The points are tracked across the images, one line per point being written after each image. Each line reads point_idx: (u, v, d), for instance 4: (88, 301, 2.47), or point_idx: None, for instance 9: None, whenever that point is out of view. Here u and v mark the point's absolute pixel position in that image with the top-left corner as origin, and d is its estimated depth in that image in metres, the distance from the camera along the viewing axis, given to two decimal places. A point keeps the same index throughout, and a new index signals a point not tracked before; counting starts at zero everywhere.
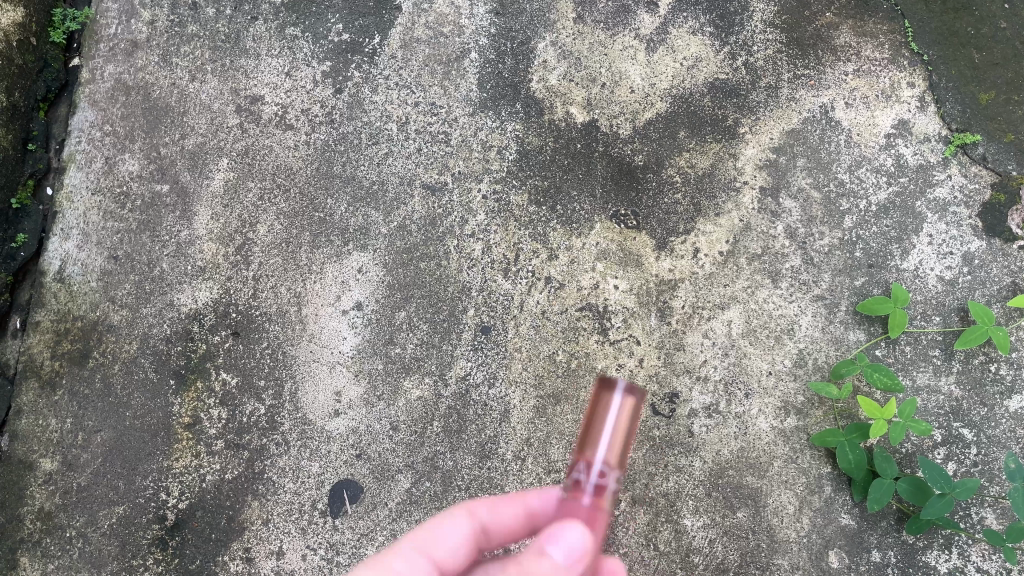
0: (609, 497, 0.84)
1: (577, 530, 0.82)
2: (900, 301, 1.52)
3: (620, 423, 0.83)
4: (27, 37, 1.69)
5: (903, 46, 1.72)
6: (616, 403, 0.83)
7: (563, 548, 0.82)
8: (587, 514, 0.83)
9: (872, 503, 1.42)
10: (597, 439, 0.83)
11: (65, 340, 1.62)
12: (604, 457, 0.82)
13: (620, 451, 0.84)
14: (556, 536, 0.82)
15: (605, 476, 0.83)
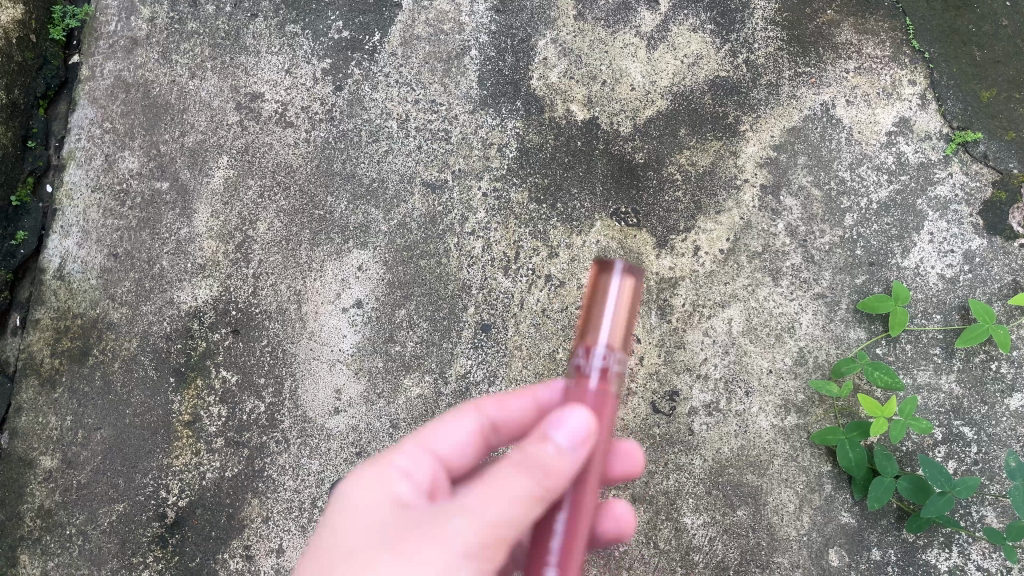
0: (611, 380, 0.89)
1: (580, 412, 0.86)
2: (901, 299, 1.51)
3: (619, 304, 0.87)
4: (26, 34, 1.69)
5: (904, 43, 1.71)
6: (614, 286, 0.87)
7: (570, 428, 0.85)
8: (590, 395, 0.88)
9: (872, 502, 1.41)
10: (599, 321, 0.87)
11: (64, 337, 1.62)
12: (606, 338, 0.87)
13: (620, 334, 0.88)
14: (559, 422, 0.85)
15: (607, 358, 0.87)
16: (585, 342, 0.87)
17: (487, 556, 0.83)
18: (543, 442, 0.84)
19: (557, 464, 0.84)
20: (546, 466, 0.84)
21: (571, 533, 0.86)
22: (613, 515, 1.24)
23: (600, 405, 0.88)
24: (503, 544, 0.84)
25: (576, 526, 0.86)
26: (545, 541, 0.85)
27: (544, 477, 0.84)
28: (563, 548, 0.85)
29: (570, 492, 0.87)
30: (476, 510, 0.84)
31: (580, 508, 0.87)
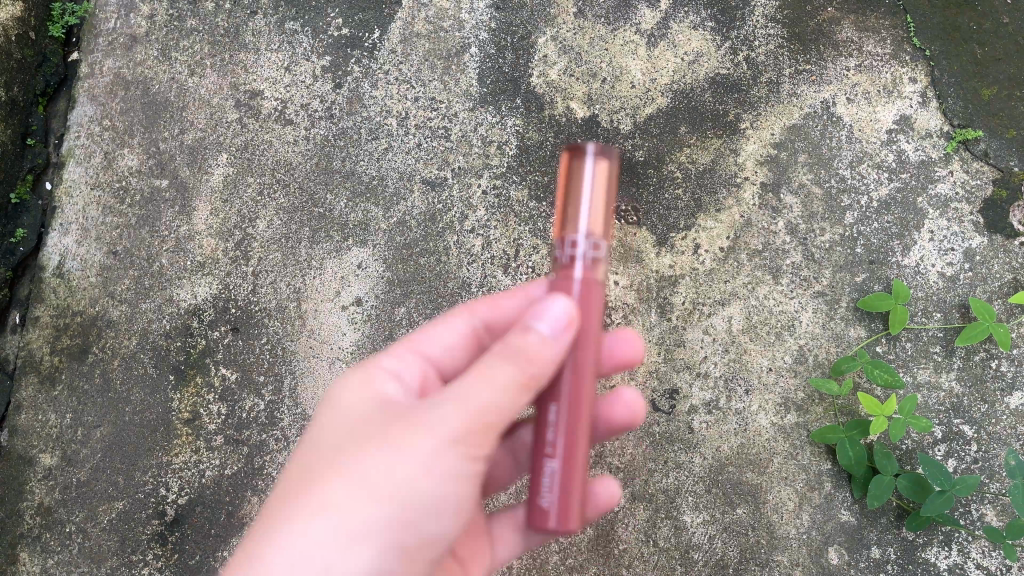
0: (594, 265, 0.96)
1: (563, 299, 0.92)
2: (901, 297, 1.50)
3: (597, 185, 0.98)
4: (26, 31, 1.69)
5: (905, 41, 1.71)
6: (590, 167, 0.99)
7: (554, 316, 0.91)
8: (574, 283, 0.95)
9: (872, 500, 1.42)
10: (580, 206, 0.98)
11: (64, 335, 1.61)
12: (586, 221, 0.97)
13: (599, 219, 0.98)
14: (542, 313, 0.91)
15: (588, 244, 0.96)
16: (569, 229, 0.97)
17: (474, 440, 0.91)
18: (529, 330, 0.90)
19: (542, 351, 0.90)
20: (529, 353, 0.90)
21: (566, 417, 0.93)
22: (623, 399, 1.29)
23: (589, 291, 0.95)
24: (490, 427, 0.92)
25: (572, 410, 0.94)
26: (543, 426, 0.95)
27: (528, 362, 0.90)
28: (563, 428, 0.93)
29: (562, 377, 0.94)
30: (461, 397, 0.91)
31: (578, 392, 0.94)
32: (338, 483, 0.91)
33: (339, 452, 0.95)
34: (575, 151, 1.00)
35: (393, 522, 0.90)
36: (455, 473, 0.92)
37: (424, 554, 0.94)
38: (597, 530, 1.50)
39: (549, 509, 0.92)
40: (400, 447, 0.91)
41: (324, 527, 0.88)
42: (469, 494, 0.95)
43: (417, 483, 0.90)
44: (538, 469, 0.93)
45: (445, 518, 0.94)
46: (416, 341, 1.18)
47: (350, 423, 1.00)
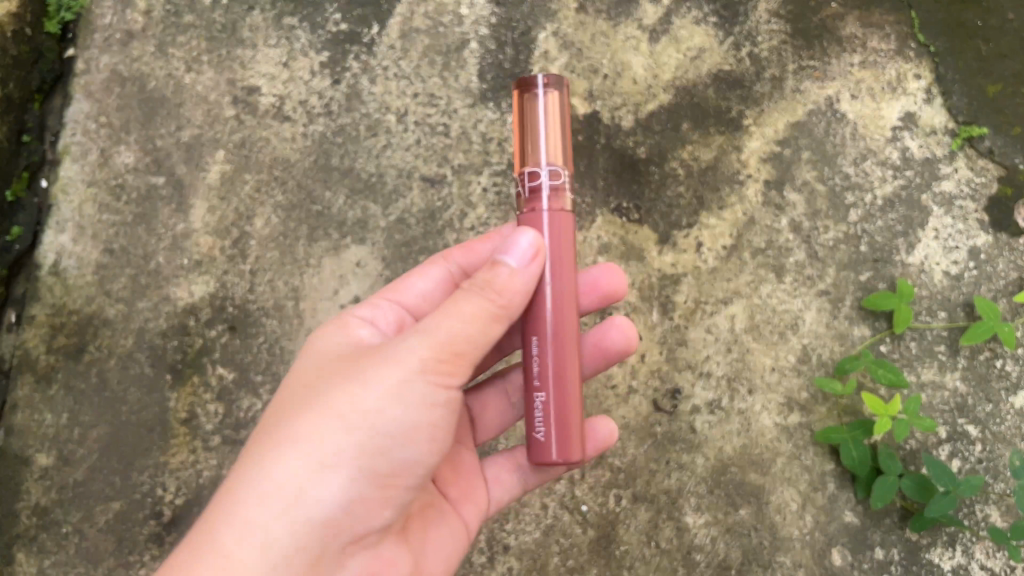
0: (557, 195, 1.04)
1: (529, 231, 1.00)
2: (905, 296, 1.47)
3: (550, 117, 1.07)
4: (22, 27, 1.65)
5: (910, 36, 1.69)
6: (542, 100, 1.07)
7: (523, 249, 0.99)
8: (540, 219, 1.03)
9: (875, 500, 1.38)
10: (538, 140, 1.05)
11: (60, 334, 1.59)
12: (545, 153, 1.04)
13: (558, 151, 1.06)
14: (509, 250, 0.99)
15: (550, 173, 1.03)
16: (529, 163, 1.04)
17: (440, 370, 0.99)
18: (498, 266, 0.99)
19: (511, 283, 0.99)
20: (497, 285, 0.98)
21: (552, 349, 1.03)
22: (616, 326, 1.33)
23: (558, 223, 1.04)
24: (460, 357, 0.99)
25: (558, 341, 1.03)
26: (529, 362, 1.04)
27: (497, 294, 0.98)
28: (550, 359, 1.03)
29: (541, 310, 1.03)
30: (427, 330, 0.98)
31: (561, 323, 1.03)
32: (310, 417, 0.98)
33: (312, 391, 1.03)
34: (524, 87, 1.08)
35: (366, 451, 0.97)
36: (425, 402, 0.99)
37: (400, 480, 1.01)
38: (597, 531, 1.48)
39: (547, 440, 1.02)
40: (368, 380, 0.98)
41: (299, 458, 0.96)
42: (440, 421, 1.02)
43: (386, 412, 0.97)
44: (531, 403, 1.04)
45: (417, 445, 1.00)
46: (391, 292, 1.26)
47: (325, 366, 1.09)
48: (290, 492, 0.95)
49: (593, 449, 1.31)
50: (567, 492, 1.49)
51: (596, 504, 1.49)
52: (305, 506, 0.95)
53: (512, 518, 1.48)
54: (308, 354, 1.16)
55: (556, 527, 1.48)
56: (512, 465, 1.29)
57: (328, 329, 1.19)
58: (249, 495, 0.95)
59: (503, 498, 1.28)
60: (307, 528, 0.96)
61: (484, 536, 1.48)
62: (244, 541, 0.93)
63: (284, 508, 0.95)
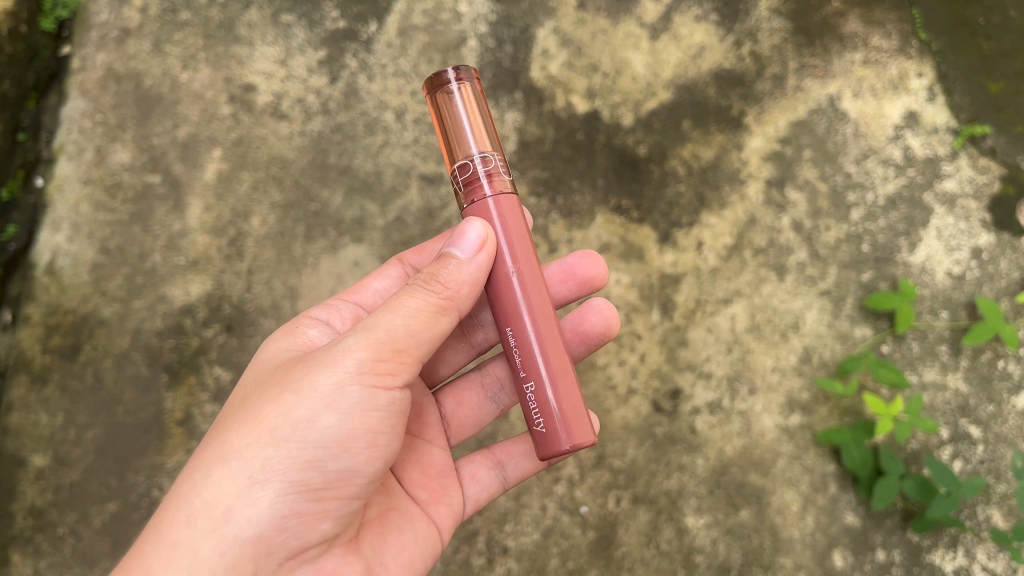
0: (492, 178, 1.02)
1: (477, 220, 0.99)
2: (908, 296, 1.42)
3: (468, 106, 1.05)
4: (17, 25, 1.63)
5: (912, 34, 1.68)
6: (455, 92, 1.05)
7: (470, 241, 0.98)
8: (486, 207, 1.01)
9: (877, 502, 1.33)
10: (461, 132, 1.04)
11: (55, 333, 1.58)
12: (472, 142, 1.03)
13: (483, 135, 1.04)
14: (459, 242, 0.98)
15: (480, 160, 1.02)
16: (459, 156, 1.03)
17: (381, 371, 0.95)
18: (446, 259, 0.98)
19: (458, 275, 0.98)
20: (445, 279, 0.98)
21: (530, 335, 0.99)
22: (594, 308, 1.27)
23: (505, 206, 1.01)
24: (401, 356, 0.96)
25: (534, 325, 0.99)
26: (512, 355, 1.01)
27: (443, 288, 0.99)
28: (530, 346, 0.99)
29: (507, 299, 1.00)
30: (366, 329, 0.95)
31: (535, 307, 1.00)
32: (242, 428, 0.93)
33: (246, 402, 0.98)
34: (434, 87, 1.07)
35: (301, 462, 0.92)
36: (365, 406, 0.94)
37: (339, 492, 0.96)
38: (597, 533, 1.47)
39: (549, 429, 0.98)
40: (303, 385, 0.94)
41: (227, 474, 0.90)
42: (382, 426, 0.97)
43: (321, 419, 0.92)
44: (523, 396, 1.01)
45: (357, 453, 0.95)
46: (349, 294, 1.25)
47: (264, 375, 1.05)
48: (217, 510, 0.89)
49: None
50: (566, 492, 1.48)
51: (595, 505, 1.48)
52: (235, 526, 0.89)
53: (512, 519, 1.47)
54: (254, 363, 1.12)
55: (555, 528, 1.47)
56: (490, 463, 1.26)
57: (278, 334, 1.16)
58: (176, 517, 0.90)
59: (480, 497, 1.24)
60: (236, 550, 0.89)
61: (483, 537, 1.47)
62: (168, 567, 0.87)
63: (211, 529, 0.89)
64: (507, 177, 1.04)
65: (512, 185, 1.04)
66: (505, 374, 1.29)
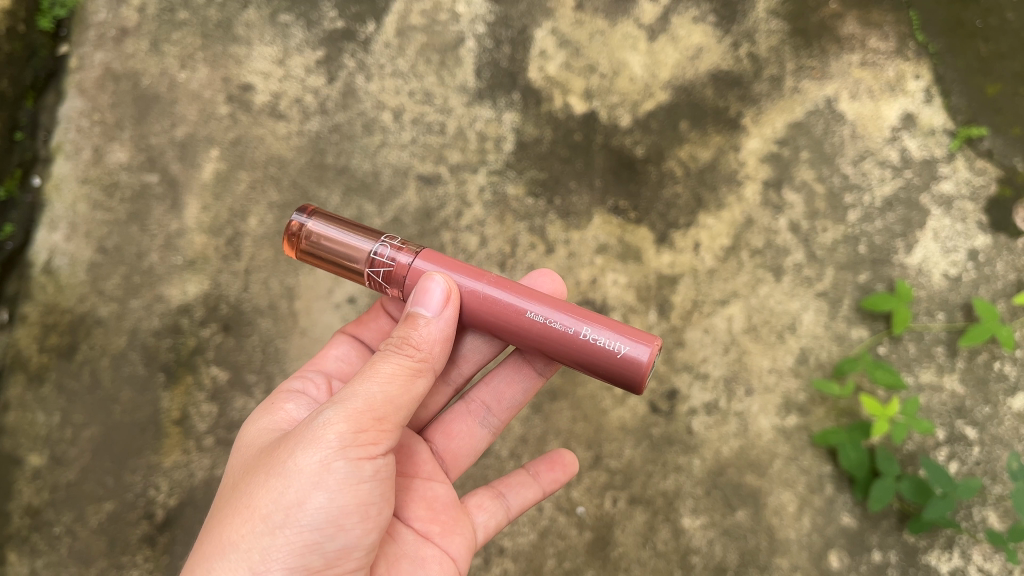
0: (403, 252, 1.08)
1: (433, 274, 1.03)
2: (904, 297, 1.42)
3: (330, 224, 1.11)
4: (15, 24, 1.63)
5: (909, 36, 1.68)
6: (312, 223, 1.10)
7: (435, 297, 1.01)
8: (421, 274, 1.05)
9: (873, 502, 1.32)
10: (344, 244, 1.09)
11: (52, 333, 1.57)
12: (361, 245, 1.09)
13: (364, 232, 1.10)
14: (423, 300, 1.01)
15: (383, 246, 1.08)
16: (363, 267, 1.08)
17: (363, 442, 0.94)
18: (413, 320, 1.01)
19: (429, 335, 1.01)
20: (418, 341, 1.00)
21: (542, 306, 1.01)
22: None
23: (430, 258, 1.07)
24: (382, 424, 0.96)
25: (537, 300, 1.02)
26: (542, 335, 1.01)
27: (414, 348, 1.00)
28: (558, 309, 1.01)
29: (505, 303, 1.02)
30: (343, 402, 0.95)
31: (529, 289, 1.04)
32: (234, 520, 0.92)
33: (235, 492, 0.97)
34: (291, 234, 1.11)
35: (299, 546, 0.91)
36: (352, 480, 0.94)
37: (340, 568, 0.96)
38: (594, 534, 1.47)
39: (623, 350, 0.97)
40: (289, 468, 0.93)
41: (227, 568, 0.89)
42: (371, 496, 0.96)
43: (311, 500, 0.92)
44: (585, 345, 0.99)
45: (351, 529, 0.95)
46: (314, 364, 1.28)
47: (247, 460, 1.03)
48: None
49: (566, 475, 1.31)
50: (563, 493, 1.48)
51: (593, 506, 1.48)
52: None
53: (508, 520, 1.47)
54: (236, 448, 1.12)
55: (553, 528, 1.47)
56: (493, 491, 1.25)
57: (254, 416, 1.16)
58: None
59: (490, 524, 1.22)
60: None
61: None
62: None
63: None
64: (408, 243, 1.10)
65: (418, 245, 1.10)
66: (489, 397, 1.29)
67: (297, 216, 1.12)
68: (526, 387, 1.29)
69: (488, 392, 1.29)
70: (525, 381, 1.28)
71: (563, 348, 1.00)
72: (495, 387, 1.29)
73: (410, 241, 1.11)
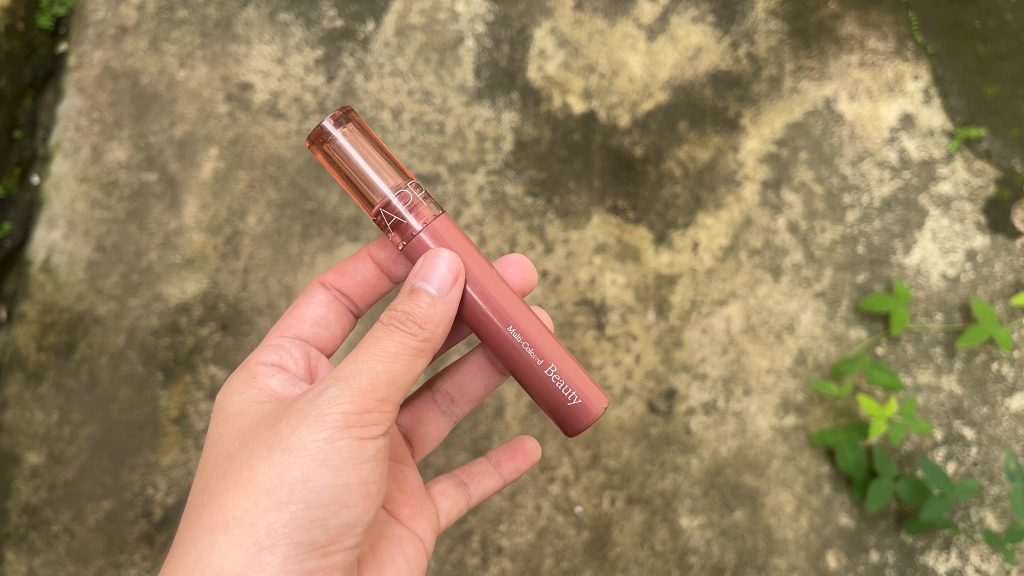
0: (415, 212, 1.04)
1: (443, 250, 1.00)
2: (902, 298, 1.42)
3: (360, 145, 1.06)
4: (15, 22, 1.63)
5: (908, 37, 1.68)
6: (342, 137, 1.06)
7: (441, 273, 0.98)
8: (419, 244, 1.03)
9: (871, 503, 1.32)
10: (367, 176, 1.06)
11: (52, 331, 1.57)
12: (383, 183, 1.05)
13: (392, 172, 1.06)
14: (427, 277, 0.97)
15: (399, 198, 1.04)
16: (376, 203, 1.05)
17: (366, 422, 0.91)
18: (417, 294, 0.96)
19: (433, 312, 0.96)
20: (420, 317, 0.96)
21: (526, 328, 1.02)
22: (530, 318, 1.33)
23: (441, 230, 1.04)
24: (384, 402, 0.92)
25: (523, 318, 1.02)
26: (515, 354, 1.02)
27: (418, 326, 0.96)
28: (537, 335, 1.02)
29: (489, 308, 1.02)
30: (347, 380, 0.90)
31: (517, 301, 1.04)
32: (238, 493, 0.90)
33: (236, 463, 0.95)
34: (319, 138, 1.07)
35: (303, 523, 0.89)
36: (355, 459, 0.91)
37: (342, 545, 0.94)
38: (592, 533, 1.47)
39: (577, 402, 1.02)
40: (291, 444, 0.90)
41: (233, 542, 0.88)
42: (375, 473, 0.94)
43: (315, 478, 0.89)
44: (545, 381, 1.02)
45: (354, 506, 0.93)
46: (287, 329, 1.25)
47: (244, 431, 1.00)
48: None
49: (528, 463, 1.32)
50: (561, 493, 1.48)
51: (591, 506, 1.48)
52: None
53: (506, 519, 1.48)
54: (222, 418, 1.07)
55: (551, 528, 1.47)
56: (456, 480, 1.26)
57: (235, 385, 1.11)
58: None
59: (453, 511, 1.24)
60: None
61: (477, 537, 1.47)
62: None
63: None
64: (429, 202, 1.06)
65: (438, 207, 1.07)
66: (455, 388, 1.30)
67: (331, 120, 1.06)
68: (489, 383, 1.30)
69: (453, 381, 1.29)
70: (489, 377, 1.30)
71: (527, 374, 1.03)
72: (459, 379, 1.29)
73: (433, 199, 1.08)
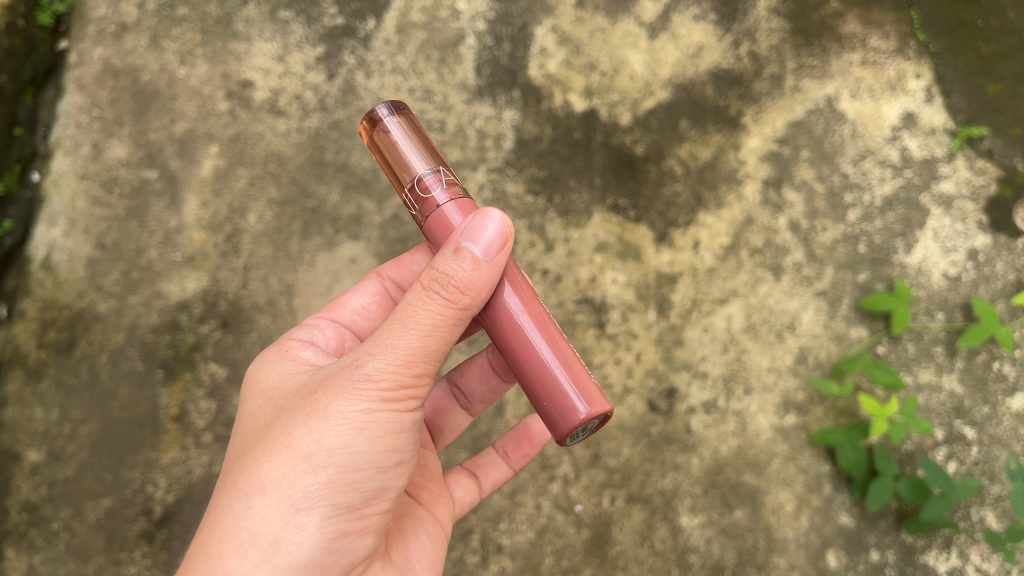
0: (450, 187, 1.02)
1: (493, 211, 0.93)
2: (904, 298, 1.42)
3: (407, 132, 1.06)
4: (15, 19, 1.63)
5: (910, 36, 1.68)
6: (393, 122, 1.06)
7: (489, 235, 0.91)
8: (446, 213, 0.99)
9: (871, 503, 1.32)
10: (406, 154, 1.04)
11: (51, 329, 1.57)
12: (419, 161, 1.04)
13: (431, 157, 1.05)
14: (472, 236, 0.91)
15: (435, 175, 1.03)
16: (409, 178, 1.03)
17: (403, 391, 0.91)
18: (460, 253, 0.90)
19: (477, 278, 0.91)
20: (459, 282, 0.90)
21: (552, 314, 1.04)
22: None
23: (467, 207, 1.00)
24: (420, 374, 0.93)
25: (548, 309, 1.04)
26: (548, 323, 1.00)
27: (459, 293, 0.91)
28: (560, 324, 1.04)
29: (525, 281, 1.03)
30: (385, 352, 0.90)
31: None
32: (275, 457, 0.90)
33: (272, 429, 0.94)
34: (371, 122, 1.08)
35: (339, 487, 0.90)
36: (392, 428, 0.92)
37: (374, 511, 0.95)
38: (591, 532, 1.47)
39: (595, 388, 0.97)
40: (330, 412, 0.90)
41: (270, 504, 0.88)
42: (408, 440, 0.95)
43: (353, 445, 0.89)
44: (568, 354, 0.97)
45: (388, 471, 0.94)
46: (327, 312, 1.23)
47: (279, 400, 0.99)
48: (265, 540, 0.86)
49: (536, 449, 1.30)
50: (562, 491, 1.48)
51: (591, 505, 1.48)
52: (286, 554, 0.87)
53: (506, 518, 1.48)
54: (255, 389, 1.07)
55: (551, 527, 1.47)
56: (467, 471, 1.27)
57: (268, 358, 1.11)
58: (221, 552, 0.86)
59: (465, 501, 1.24)
60: None
61: (477, 535, 1.47)
62: None
63: (263, 560, 0.86)
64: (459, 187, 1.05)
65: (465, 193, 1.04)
66: (466, 385, 1.29)
67: (386, 108, 1.08)
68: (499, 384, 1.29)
69: (464, 380, 1.29)
70: (496, 382, 1.28)
71: (550, 345, 0.97)
72: (469, 379, 1.28)
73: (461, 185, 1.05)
